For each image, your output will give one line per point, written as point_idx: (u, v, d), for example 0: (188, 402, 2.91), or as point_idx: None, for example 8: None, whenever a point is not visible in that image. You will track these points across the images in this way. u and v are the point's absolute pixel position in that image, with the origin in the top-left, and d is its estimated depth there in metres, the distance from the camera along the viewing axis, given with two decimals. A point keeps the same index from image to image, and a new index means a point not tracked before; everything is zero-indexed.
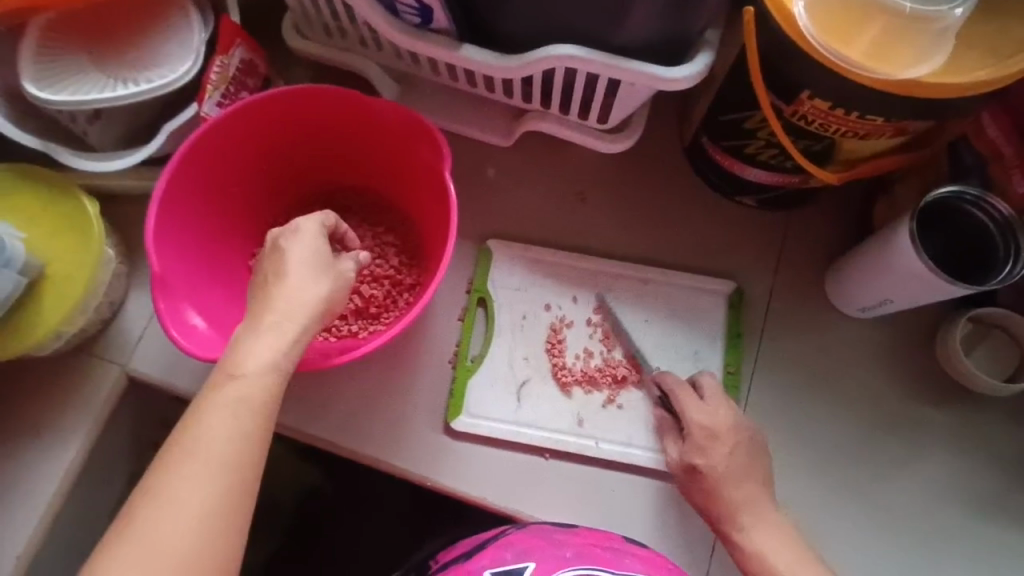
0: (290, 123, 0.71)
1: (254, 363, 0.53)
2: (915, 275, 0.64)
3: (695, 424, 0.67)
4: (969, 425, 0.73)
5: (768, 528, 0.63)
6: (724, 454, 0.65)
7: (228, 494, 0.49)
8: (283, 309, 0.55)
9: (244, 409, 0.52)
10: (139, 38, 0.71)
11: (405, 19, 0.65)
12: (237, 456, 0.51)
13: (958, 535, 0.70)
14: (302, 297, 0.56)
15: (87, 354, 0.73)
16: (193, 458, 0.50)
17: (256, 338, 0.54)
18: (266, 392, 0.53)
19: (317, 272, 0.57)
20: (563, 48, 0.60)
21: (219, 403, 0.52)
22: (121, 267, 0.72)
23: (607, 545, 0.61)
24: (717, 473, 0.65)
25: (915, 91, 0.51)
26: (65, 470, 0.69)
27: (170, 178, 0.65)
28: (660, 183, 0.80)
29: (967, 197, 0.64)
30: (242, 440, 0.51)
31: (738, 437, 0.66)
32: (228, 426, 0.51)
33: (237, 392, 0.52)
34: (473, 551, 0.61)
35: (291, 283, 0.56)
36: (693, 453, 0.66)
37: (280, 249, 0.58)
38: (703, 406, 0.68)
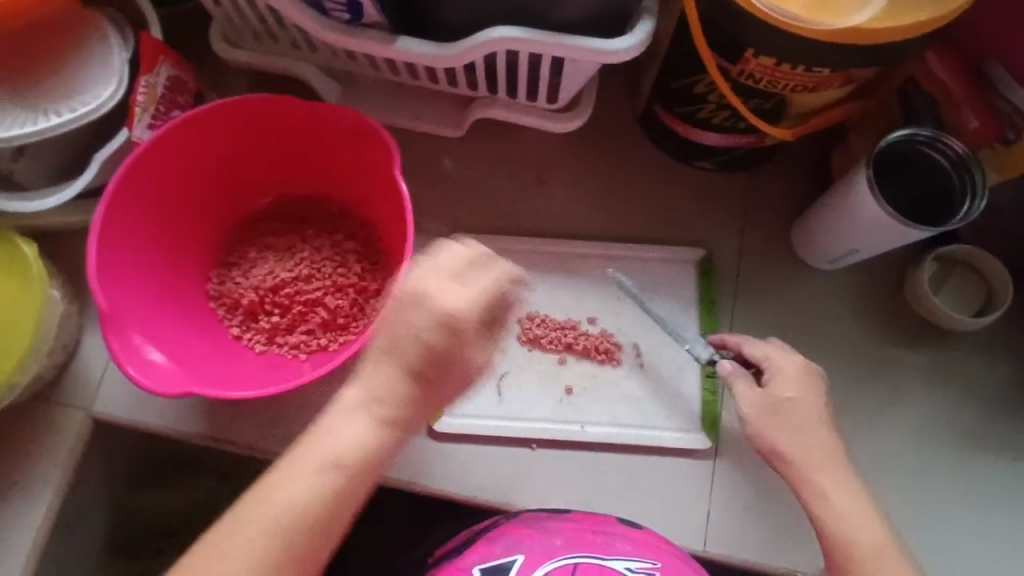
0: (230, 137, 0.68)
1: (343, 432, 0.53)
2: (876, 223, 0.64)
3: (781, 360, 0.63)
4: (945, 363, 0.74)
5: (838, 479, 0.59)
6: (805, 382, 0.62)
7: (288, 557, 0.50)
8: (365, 375, 0.54)
9: (335, 472, 0.52)
10: (55, 64, 0.67)
11: (335, 16, 0.62)
12: (303, 523, 0.51)
13: (946, 473, 0.71)
14: (440, 390, 0.54)
15: (46, 402, 0.69)
16: (264, 515, 0.50)
17: (335, 414, 0.54)
18: (326, 462, 0.52)
19: (404, 341, 0.52)
20: (500, 30, 0.58)
21: (311, 462, 0.52)
22: (71, 308, 0.69)
23: (599, 528, 0.61)
24: (803, 403, 0.61)
25: (886, 37, 0.50)
26: (38, 525, 0.67)
27: (107, 212, 0.62)
28: (618, 157, 0.79)
29: (920, 137, 0.64)
30: (317, 506, 0.51)
31: (817, 377, 0.63)
32: (311, 488, 0.51)
33: (341, 451, 0.52)
34: (463, 546, 0.61)
35: (439, 382, 0.53)
36: (774, 384, 0.62)
37: (405, 298, 0.53)
38: (773, 348, 0.65)
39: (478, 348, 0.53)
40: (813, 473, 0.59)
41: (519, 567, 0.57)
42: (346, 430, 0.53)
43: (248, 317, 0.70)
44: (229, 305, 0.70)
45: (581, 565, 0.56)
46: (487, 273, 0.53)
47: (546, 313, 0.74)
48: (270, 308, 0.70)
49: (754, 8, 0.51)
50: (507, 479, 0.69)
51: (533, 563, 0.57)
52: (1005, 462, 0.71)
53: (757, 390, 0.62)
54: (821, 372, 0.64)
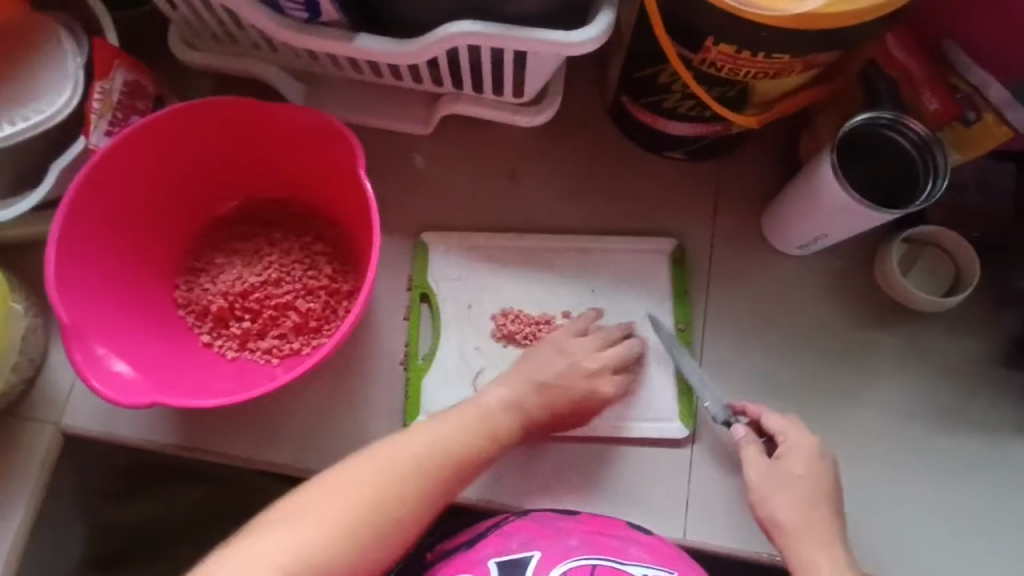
0: (191, 141, 0.67)
1: (487, 413, 0.65)
2: (842, 208, 0.64)
3: (797, 438, 0.66)
4: (917, 344, 0.74)
5: (829, 553, 0.62)
6: (815, 462, 0.65)
7: (387, 508, 0.57)
8: (522, 377, 0.67)
9: (446, 441, 0.62)
10: (7, 72, 0.65)
11: (292, 15, 0.61)
12: (417, 474, 0.59)
13: (921, 452, 0.72)
14: (563, 389, 0.67)
15: (13, 417, 0.68)
16: (395, 454, 0.59)
17: (497, 386, 0.67)
18: (471, 439, 0.63)
19: (567, 376, 0.68)
20: (458, 25, 0.57)
21: (419, 444, 0.61)
22: (35, 320, 0.68)
23: (612, 532, 0.60)
24: (811, 480, 0.64)
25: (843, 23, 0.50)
26: (9, 544, 0.65)
27: (66, 223, 0.61)
28: (588, 149, 0.78)
29: (883, 121, 0.64)
30: (424, 465, 0.60)
31: (827, 461, 0.65)
32: (430, 444, 0.61)
33: (447, 441, 0.62)
34: (473, 540, 0.61)
35: (553, 389, 0.67)
36: (783, 460, 0.65)
37: (586, 345, 0.70)
38: (788, 422, 0.67)
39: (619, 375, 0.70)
40: (801, 543, 0.62)
41: (536, 563, 0.57)
42: (461, 424, 0.63)
43: (218, 324, 0.69)
44: (198, 312, 0.70)
45: (598, 567, 0.57)
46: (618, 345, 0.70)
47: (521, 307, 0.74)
48: (240, 314, 0.69)
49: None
50: (487, 477, 0.69)
51: (549, 561, 0.57)
52: (977, 439, 0.72)
53: (766, 458, 0.65)
54: (831, 455, 0.66)
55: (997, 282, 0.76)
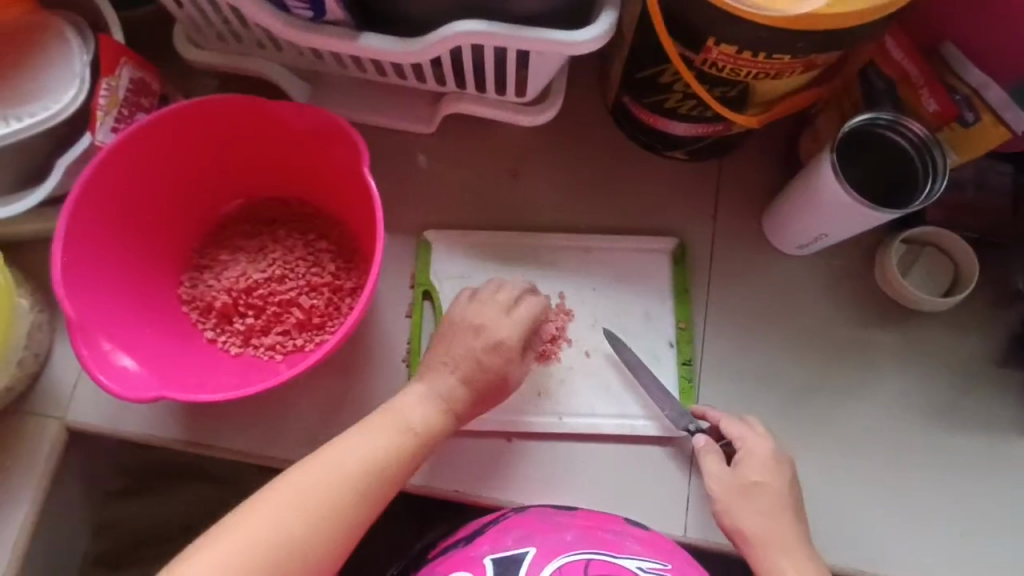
0: (197, 138, 0.68)
1: (411, 408, 0.62)
2: (842, 207, 0.64)
3: (754, 443, 0.65)
4: (916, 343, 0.75)
5: (801, 560, 0.61)
6: (773, 467, 0.64)
7: (326, 524, 0.56)
8: (436, 364, 0.65)
9: (377, 449, 0.59)
10: (14, 70, 0.66)
11: (297, 14, 0.61)
12: (352, 486, 0.57)
13: (920, 450, 0.72)
14: (475, 366, 0.65)
15: (19, 413, 0.69)
16: (328, 470, 0.57)
17: (421, 378, 0.64)
18: (408, 436, 0.61)
19: (476, 354, 0.65)
20: (461, 25, 0.58)
21: (356, 447, 0.59)
22: (40, 317, 0.68)
23: (607, 527, 0.61)
24: (770, 487, 0.64)
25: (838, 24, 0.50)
26: (13, 538, 0.66)
27: (72, 219, 0.62)
28: (589, 148, 0.79)
29: (881, 121, 0.65)
30: (360, 476, 0.58)
31: (783, 465, 0.65)
32: (359, 455, 0.59)
33: (377, 449, 0.59)
34: (473, 536, 0.61)
35: (461, 370, 0.64)
36: (743, 470, 0.64)
37: (494, 317, 0.67)
38: (744, 428, 0.66)
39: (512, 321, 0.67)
40: (773, 551, 0.61)
41: (530, 558, 0.57)
42: (397, 422, 0.61)
43: (222, 320, 0.70)
44: (202, 309, 0.70)
45: (592, 561, 0.56)
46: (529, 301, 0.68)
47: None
48: (243, 311, 0.70)
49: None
50: (487, 472, 0.70)
51: (543, 556, 0.57)
52: (976, 437, 0.73)
53: (725, 467, 0.65)
54: (790, 457, 0.66)
55: (996, 282, 0.76)
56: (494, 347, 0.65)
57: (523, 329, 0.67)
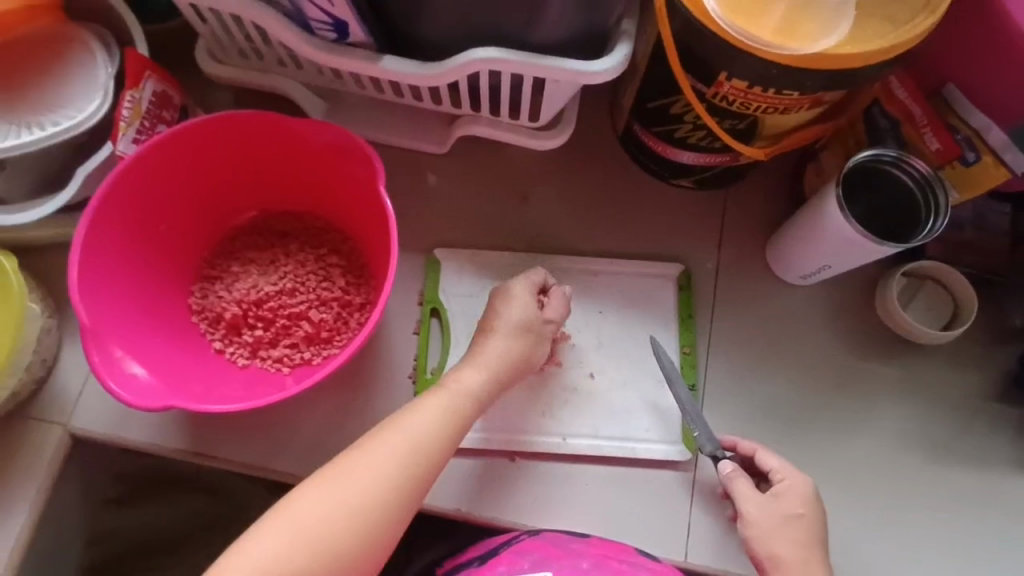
0: (215, 151, 0.69)
1: (455, 386, 0.63)
2: (846, 241, 0.66)
3: (792, 477, 0.66)
4: (915, 376, 0.76)
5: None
6: (811, 501, 0.65)
7: (376, 509, 0.56)
8: (485, 356, 0.65)
9: (430, 435, 0.59)
10: (37, 79, 0.67)
11: (320, 35, 0.63)
12: (403, 475, 0.57)
13: (917, 483, 0.73)
14: (523, 345, 0.66)
15: (23, 418, 0.69)
16: (376, 457, 0.57)
17: (470, 366, 0.64)
18: (445, 432, 0.60)
19: (522, 342, 0.66)
20: (481, 51, 0.60)
21: (389, 446, 0.57)
22: (49, 322, 0.69)
23: (623, 557, 0.62)
24: (808, 521, 0.64)
25: (822, 65, 0.52)
26: (10, 547, 0.65)
27: (91, 226, 0.62)
28: (598, 174, 0.80)
29: (886, 158, 0.66)
30: (411, 462, 0.58)
31: (818, 504, 0.65)
32: (409, 441, 0.58)
33: (427, 435, 0.59)
34: (486, 556, 0.63)
35: (513, 345, 0.66)
36: (779, 499, 0.64)
37: (535, 312, 0.68)
38: (784, 463, 0.67)
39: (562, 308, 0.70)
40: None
41: None
42: (432, 416, 0.60)
43: (230, 331, 0.71)
44: (211, 319, 0.71)
45: None
46: (558, 297, 0.70)
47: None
48: (253, 322, 0.71)
49: (715, 26, 0.53)
50: (491, 493, 0.70)
51: None
52: (972, 473, 0.73)
53: (762, 495, 0.64)
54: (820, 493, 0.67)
55: (992, 319, 0.78)
56: (535, 339, 0.67)
57: (557, 319, 0.69)
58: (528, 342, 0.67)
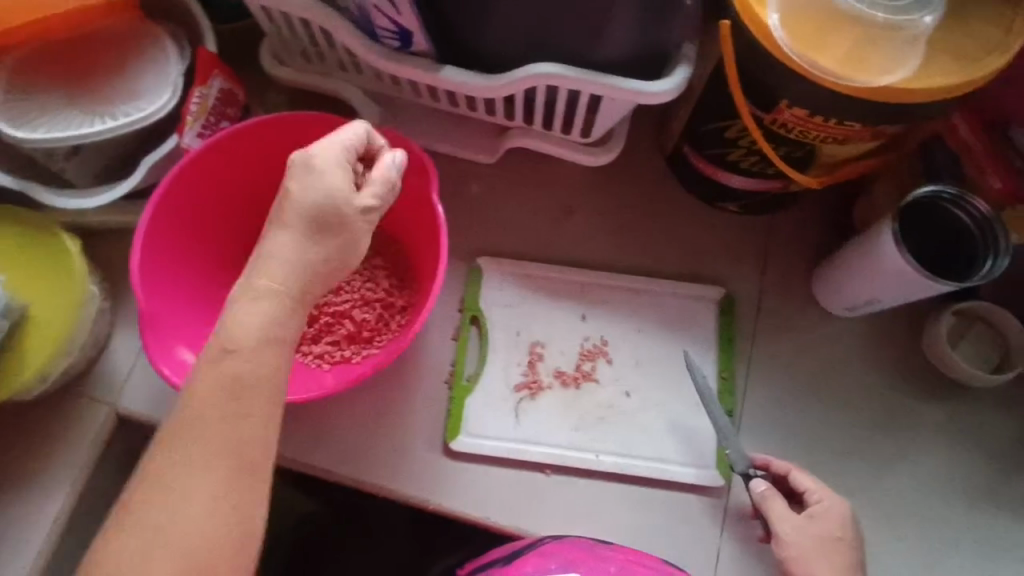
0: (271, 150, 0.71)
1: (268, 287, 0.50)
2: (900, 275, 0.65)
3: (830, 500, 0.65)
4: (960, 418, 0.74)
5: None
6: (848, 525, 0.64)
7: (224, 485, 0.47)
8: (279, 264, 0.50)
9: (243, 389, 0.48)
10: (112, 72, 0.70)
11: (384, 43, 0.65)
12: (238, 436, 0.48)
13: (958, 528, 0.71)
14: (291, 215, 0.51)
15: (73, 396, 0.71)
16: (195, 436, 0.47)
17: (242, 304, 0.49)
18: (259, 363, 0.49)
19: (311, 232, 0.51)
20: (544, 66, 0.61)
21: (208, 414, 0.47)
22: (104, 304, 0.71)
23: (649, 563, 0.62)
24: (845, 545, 0.63)
25: (894, 97, 0.52)
26: (53, 518, 0.68)
27: (154, 215, 0.65)
28: (645, 193, 0.80)
29: (946, 196, 0.65)
30: (241, 419, 0.48)
31: (854, 525, 0.65)
32: (225, 404, 0.48)
33: (240, 389, 0.48)
34: (512, 556, 0.63)
35: (292, 233, 0.51)
36: (816, 522, 0.64)
37: (342, 187, 0.52)
38: (820, 484, 0.66)
39: (329, 184, 0.52)
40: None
41: None
42: (242, 366, 0.48)
43: None
44: None
45: None
46: (336, 154, 0.54)
47: (579, 337, 0.76)
48: None
49: (783, 55, 0.53)
50: (521, 503, 0.70)
51: None
52: (1016, 522, 0.71)
53: (799, 517, 0.64)
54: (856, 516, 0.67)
55: None
56: (342, 202, 0.52)
57: (332, 183, 0.52)
58: (328, 227, 0.52)
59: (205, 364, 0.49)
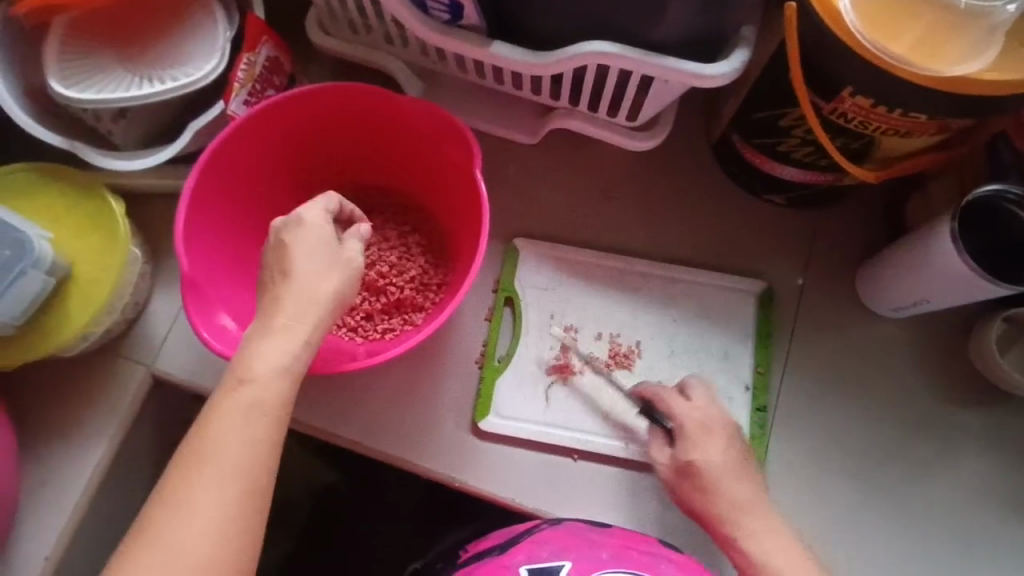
0: (318, 120, 0.71)
1: (277, 332, 0.52)
2: (953, 273, 0.63)
3: (683, 416, 0.65)
4: (1004, 427, 0.72)
5: (766, 523, 0.61)
6: (707, 438, 0.64)
7: (231, 510, 0.48)
8: (292, 309, 0.53)
9: (258, 415, 0.50)
10: (162, 35, 0.70)
11: (434, 15, 0.64)
12: (250, 460, 0.49)
13: (995, 540, 0.69)
14: (295, 259, 0.55)
15: (111, 355, 0.72)
16: (209, 459, 0.49)
17: (264, 339, 0.52)
18: (274, 390, 0.51)
19: (320, 271, 0.55)
20: (597, 44, 0.59)
21: (222, 438, 0.49)
22: (146, 267, 0.72)
23: (644, 547, 0.61)
24: (709, 464, 0.63)
25: (965, 88, 0.50)
26: (90, 474, 0.69)
27: (199, 180, 0.65)
28: (689, 181, 0.79)
29: (1010, 195, 0.64)
30: (254, 444, 0.50)
31: (724, 435, 0.64)
32: (240, 429, 0.50)
33: (255, 414, 0.50)
34: (507, 545, 0.62)
35: (297, 278, 0.54)
36: (687, 448, 0.64)
37: (331, 237, 0.57)
38: (692, 405, 0.66)
39: (315, 234, 0.56)
40: (740, 531, 0.60)
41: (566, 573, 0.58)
42: (257, 393, 0.51)
43: None
44: None
45: None
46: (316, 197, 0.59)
47: (614, 325, 0.75)
48: None
49: (851, 39, 0.51)
50: (545, 487, 0.69)
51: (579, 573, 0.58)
52: None
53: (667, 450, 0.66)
54: (737, 425, 0.66)
55: None
56: (340, 248, 0.57)
57: (331, 232, 0.57)
58: (329, 260, 0.55)
59: (222, 392, 0.51)
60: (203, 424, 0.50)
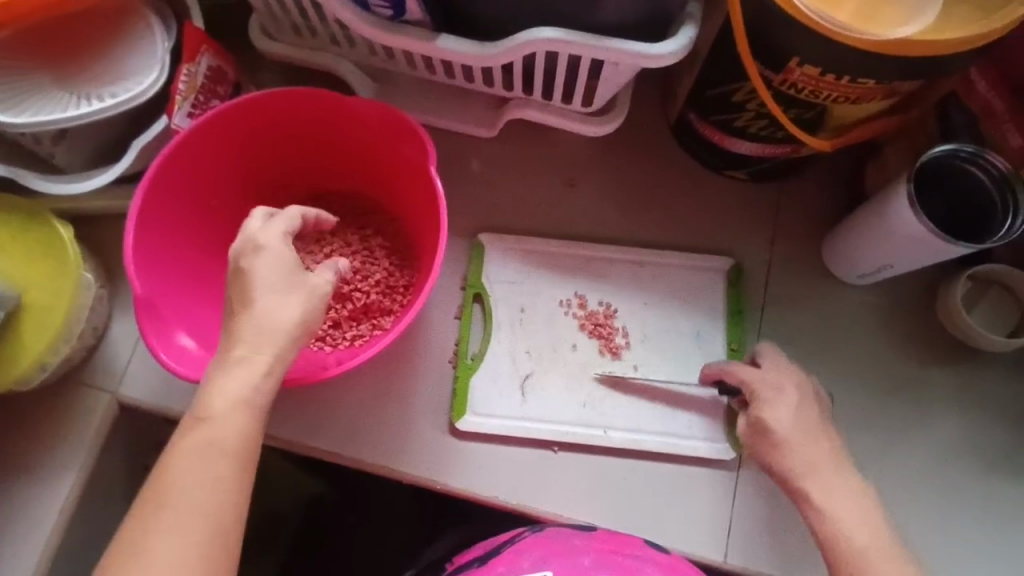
0: (268, 128, 0.69)
1: (236, 368, 0.51)
2: (913, 238, 0.63)
3: (755, 379, 0.64)
4: (974, 383, 0.73)
5: (839, 483, 0.59)
6: (785, 402, 0.62)
7: (194, 553, 0.47)
8: (252, 339, 0.52)
9: (217, 453, 0.50)
10: (97, 51, 0.68)
11: (377, 13, 0.62)
12: (211, 500, 0.49)
13: (973, 496, 0.70)
14: (257, 293, 0.53)
15: (72, 383, 0.70)
16: (169, 502, 0.48)
17: (226, 373, 0.52)
18: (234, 426, 0.50)
19: (283, 301, 0.53)
20: (543, 31, 0.58)
21: (182, 480, 0.49)
22: (101, 291, 0.70)
23: (628, 551, 0.60)
24: (786, 426, 0.61)
25: (909, 51, 0.50)
26: (59, 507, 0.67)
27: (146, 199, 0.63)
28: (650, 163, 0.78)
29: (962, 154, 0.64)
30: (215, 483, 0.49)
31: (801, 398, 0.63)
32: (199, 469, 0.49)
33: (215, 452, 0.50)
34: (487, 555, 0.61)
35: (259, 309, 0.52)
36: (759, 406, 0.62)
37: (295, 263, 0.54)
38: (763, 371, 0.65)
39: (275, 260, 0.53)
40: (812, 489, 0.59)
41: None
42: (215, 433, 0.50)
43: None
44: None
45: None
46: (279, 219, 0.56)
47: (586, 314, 0.74)
48: None
49: (792, 8, 0.51)
50: (528, 483, 0.69)
51: None
52: None
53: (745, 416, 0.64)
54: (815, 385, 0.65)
55: None
56: (304, 273, 0.55)
57: (292, 257, 0.54)
58: (290, 287, 0.54)
59: (182, 432, 0.51)
60: (164, 468, 0.50)
